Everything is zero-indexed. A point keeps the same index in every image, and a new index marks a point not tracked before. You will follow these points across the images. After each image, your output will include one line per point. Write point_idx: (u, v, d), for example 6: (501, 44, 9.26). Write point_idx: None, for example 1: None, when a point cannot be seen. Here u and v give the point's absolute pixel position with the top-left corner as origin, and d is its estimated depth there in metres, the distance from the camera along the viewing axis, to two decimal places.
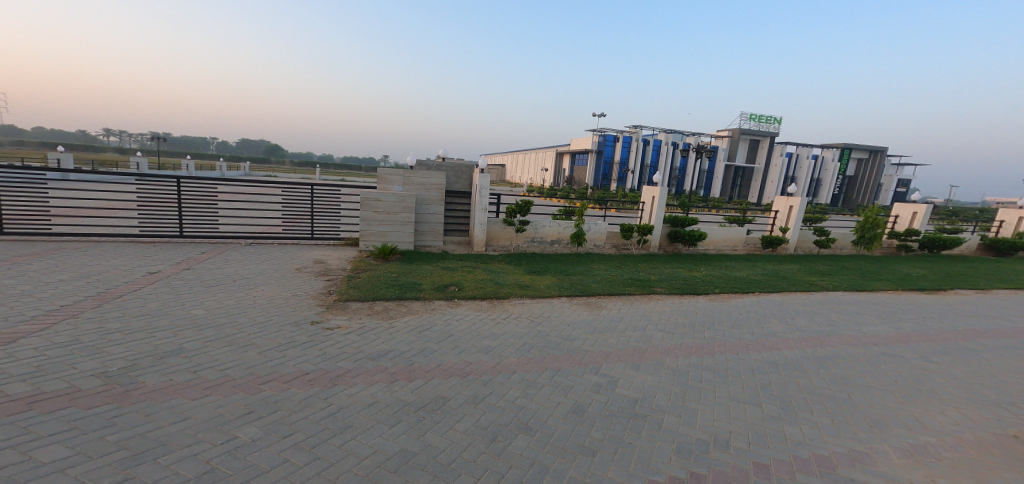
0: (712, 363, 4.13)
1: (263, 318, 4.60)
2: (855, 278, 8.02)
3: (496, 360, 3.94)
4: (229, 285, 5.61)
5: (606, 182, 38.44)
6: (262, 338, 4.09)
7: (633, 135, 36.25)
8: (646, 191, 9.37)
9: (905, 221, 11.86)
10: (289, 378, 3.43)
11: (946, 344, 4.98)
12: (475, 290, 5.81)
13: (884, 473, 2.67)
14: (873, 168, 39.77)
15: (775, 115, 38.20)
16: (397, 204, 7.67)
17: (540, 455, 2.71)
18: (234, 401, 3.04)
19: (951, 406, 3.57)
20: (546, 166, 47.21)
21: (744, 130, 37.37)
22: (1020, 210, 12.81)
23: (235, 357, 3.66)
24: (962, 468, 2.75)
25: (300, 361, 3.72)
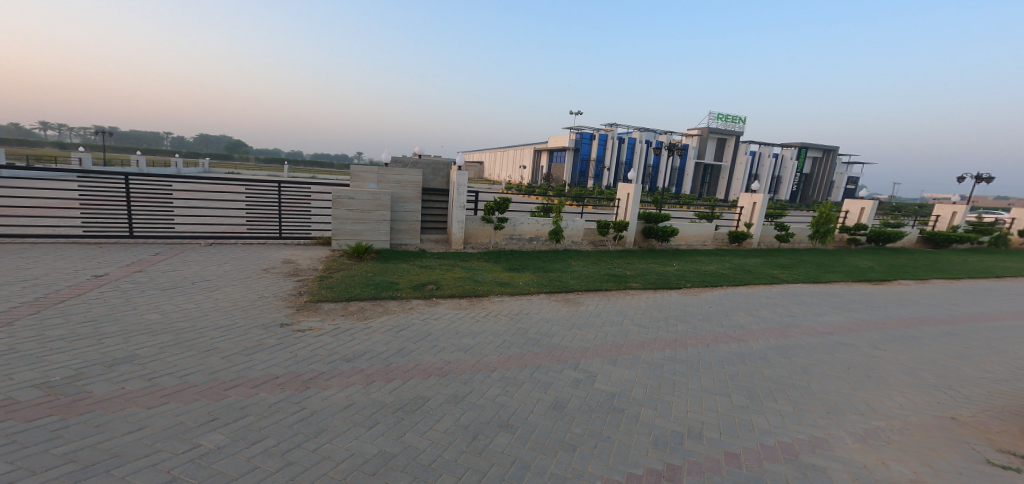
0: (684, 356, 4.27)
1: (227, 321, 4.42)
2: (813, 270, 8.47)
3: (476, 358, 3.94)
4: (188, 287, 5.35)
5: (582, 181, 38.86)
6: (226, 342, 3.93)
7: (611, 133, 36.91)
8: (621, 188, 9.55)
9: (854, 216, 12.59)
10: (258, 382, 3.31)
11: (894, 331, 5.33)
12: (454, 288, 5.78)
13: (841, 458, 2.85)
14: (827, 167, 42.13)
15: (740, 115, 39.71)
16: (372, 202, 7.52)
17: (521, 452, 2.74)
18: (197, 408, 2.91)
19: (898, 390, 3.84)
20: (524, 164, 47.47)
21: (712, 130, 38.62)
22: (956, 206, 13.83)
23: (196, 363, 3.51)
24: (910, 450, 2.96)
25: (268, 365, 3.60)
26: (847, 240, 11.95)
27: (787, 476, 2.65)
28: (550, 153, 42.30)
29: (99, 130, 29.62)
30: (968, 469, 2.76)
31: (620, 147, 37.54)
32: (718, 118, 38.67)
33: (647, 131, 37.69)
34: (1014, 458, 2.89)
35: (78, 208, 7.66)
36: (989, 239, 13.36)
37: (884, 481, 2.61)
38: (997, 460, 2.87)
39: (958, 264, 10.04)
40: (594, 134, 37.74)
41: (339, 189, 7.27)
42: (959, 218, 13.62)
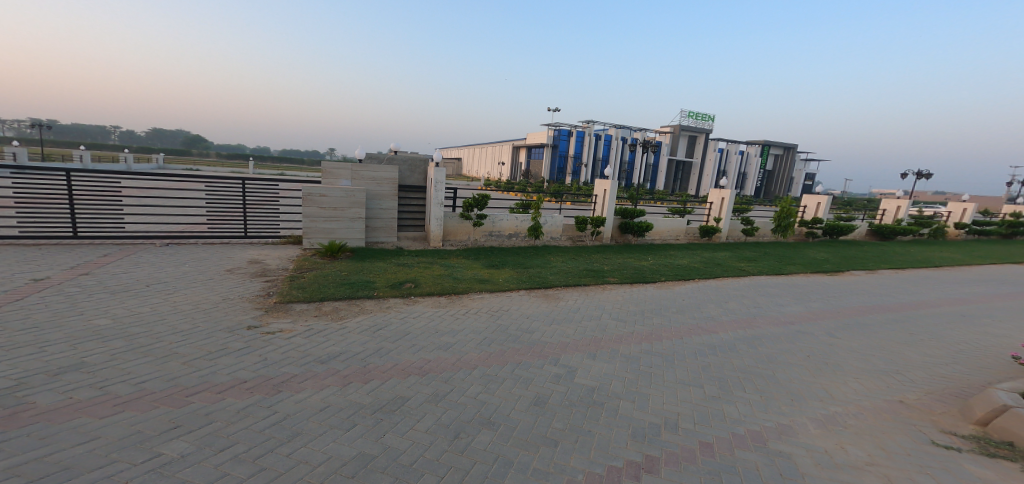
0: (660, 348, 4.41)
1: (188, 325, 4.23)
2: (776, 263, 8.89)
3: (456, 356, 3.95)
4: (141, 290, 5.07)
5: (560, 177, 38.74)
6: (186, 347, 3.76)
7: (587, 129, 37.32)
8: (598, 185, 9.71)
9: (810, 211, 13.30)
10: (224, 387, 3.20)
11: (849, 320, 5.69)
12: (433, 286, 5.73)
13: (805, 443, 3.03)
14: (788, 163, 44.16)
15: (709, 114, 40.96)
16: (346, 199, 7.36)
17: (503, 449, 2.77)
18: (157, 416, 2.79)
19: (853, 377, 4.11)
20: (501, 161, 47.31)
21: (683, 127, 39.54)
22: (898, 200, 14.86)
23: (153, 369, 3.35)
24: (866, 433, 3.18)
25: (235, 369, 3.48)
26: (805, 233, 12.62)
27: (757, 463, 2.79)
28: (528, 150, 42.48)
29: (37, 124, 27.42)
30: (915, 449, 3.00)
31: (597, 143, 38.02)
32: (689, 115, 39.78)
33: (620, 128, 38.38)
34: (954, 438, 3.15)
35: (14, 207, 7.11)
36: (929, 230, 14.40)
37: (844, 464, 2.80)
38: (940, 440, 3.12)
39: (903, 255, 10.79)
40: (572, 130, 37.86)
41: (310, 186, 7.08)
42: (902, 212, 14.64)
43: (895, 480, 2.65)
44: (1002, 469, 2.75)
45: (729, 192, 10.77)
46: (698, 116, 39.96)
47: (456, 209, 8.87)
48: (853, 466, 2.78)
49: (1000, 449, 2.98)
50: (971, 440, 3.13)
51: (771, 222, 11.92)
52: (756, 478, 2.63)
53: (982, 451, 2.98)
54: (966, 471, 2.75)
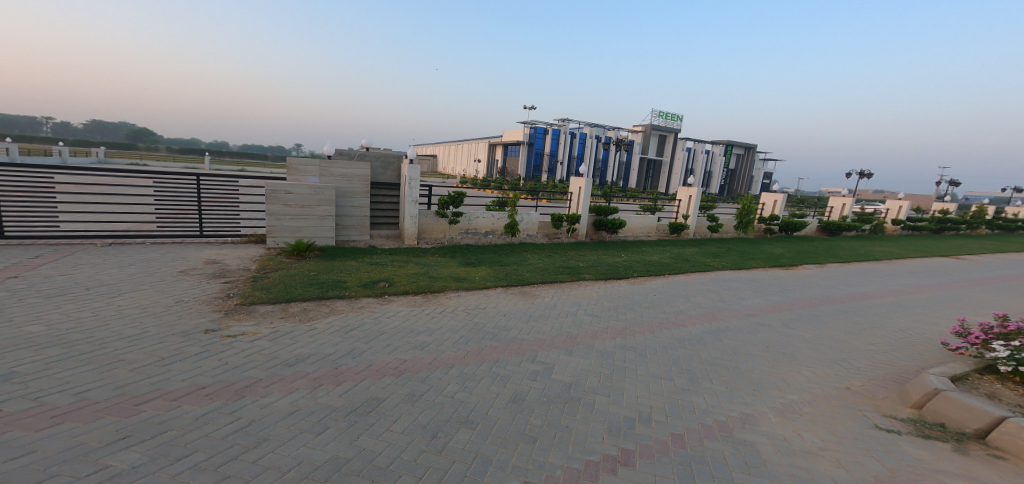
0: (633, 343, 4.54)
1: (136, 330, 3.97)
2: (739, 258, 9.32)
3: (433, 356, 3.91)
4: (81, 294, 4.71)
5: (537, 174, 39.29)
6: (134, 353, 3.53)
7: (563, 127, 37.72)
8: (573, 183, 9.84)
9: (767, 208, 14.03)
10: (180, 394, 3.03)
11: (804, 312, 6.05)
12: (408, 285, 5.65)
13: (766, 431, 3.21)
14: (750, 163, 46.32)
15: (678, 114, 42.26)
16: (314, 196, 7.13)
17: (482, 448, 2.77)
18: (103, 426, 2.61)
19: (807, 365, 4.39)
20: (477, 158, 47.06)
21: (654, 126, 40.72)
22: (843, 198, 15.96)
23: (97, 378, 3.13)
24: (820, 420, 3.41)
25: (191, 375, 3.31)
26: (764, 229, 13.30)
27: (723, 452, 2.93)
28: (504, 148, 42.59)
29: None
30: (861, 434, 3.24)
31: (572, 141, 38.48)
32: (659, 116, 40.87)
33: (593, 127, 39.00)
34: (894, 422, 3.42)
35: None
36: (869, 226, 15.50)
37: (800, 450, 2.99)
38: (882, 424, 3.39)
39: (851, 250, 11.56)
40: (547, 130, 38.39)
41: (275, 182, 6.80)
42: (845, 209, 15.74)
43: (845, 463, 2.86)
44: (935, 450, 3.02)
45: (697, 191, 11.20)
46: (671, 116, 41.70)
47: (431, 207, 8.76)
48: (808, 452, 2.97)
49: (934, 431, 3.28)
50: (909, 422, 3.41)
51: (734, 219, 12.49)
52: (723, 467, 2.77)
53: (918, 432, 3.26)
54: (904, 453, 2.99)
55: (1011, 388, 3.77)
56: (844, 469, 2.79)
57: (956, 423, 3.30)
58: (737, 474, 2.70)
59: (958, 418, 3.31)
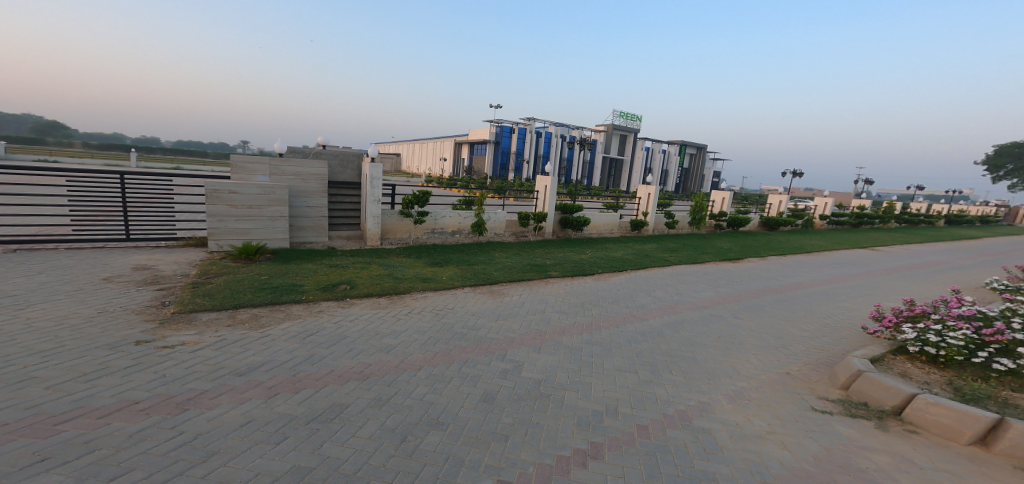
0: (599, 338, 4.67)
1: (52, 344, 3.54)
2: (693, 253, 9.83)
3: (400, 358, 3.80)
4: None
5: (503, 173, 39.18)
6: (50, 370, 3.15)
7: (528, 126, 38.05)
8: (539, 181, 9.94)
9: (717, 205, 14.92)
10: (110, 411, 2.74)
11: (751, 302, 6.50)
12: (372, 287, 5.46)
13: (721, 418, 3.42)
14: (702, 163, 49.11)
15: (637, 115, 43.74)
16: (264, 196, 6.71)
17: (453, 449, 2.74)
18: (15, 450, 2.31)
19: (754, 353, 4.72)
20: (443, 156, 46.45)
21: (614, 126, 41.79)
22: (780, 195, 17.27)
23: (4, 398, 2.76)
24: (767, 405, 3.67)
25: (122, 389, 3.00)
26: (714, 225, 14.13)
27: (684, 440, 3.09)
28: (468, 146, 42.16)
29: None
30: (801, 416, 3.53)
31: (538, 140, 38.91)
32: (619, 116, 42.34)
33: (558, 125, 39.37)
34: (827, 403, 3.77)
35: None
36: (803, 222, 16.93)
37: (750, 434, 3.21)
38: (818, 405, 3.71)
39: (791, 244, 12.53)
40: (513, 129, 38.25)
41: (217, 182, 6.33)
42: (782, 206, 17.08)
43: (789, 445, 3.10)
44: (862, 428, 3.36)
45: (654, 189, 11.69)
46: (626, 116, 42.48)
47: (394, 206, 8.51)
48: (758, 436, 3.19)
49: (860, 409, 3.64)
50: (839, 403, 3.77)
51: (688, 216, 13.18)
52: (684, 455, 2.91)
53: (847, 412, 3.61)
54: (837, 433, 3.29)
55: (920, 366, 4.27)
56: (788, 450, 3.03)
57: (876, 401, 3.69)
58: (697, 461, 2.85)
59: (877, 397, 3.70)
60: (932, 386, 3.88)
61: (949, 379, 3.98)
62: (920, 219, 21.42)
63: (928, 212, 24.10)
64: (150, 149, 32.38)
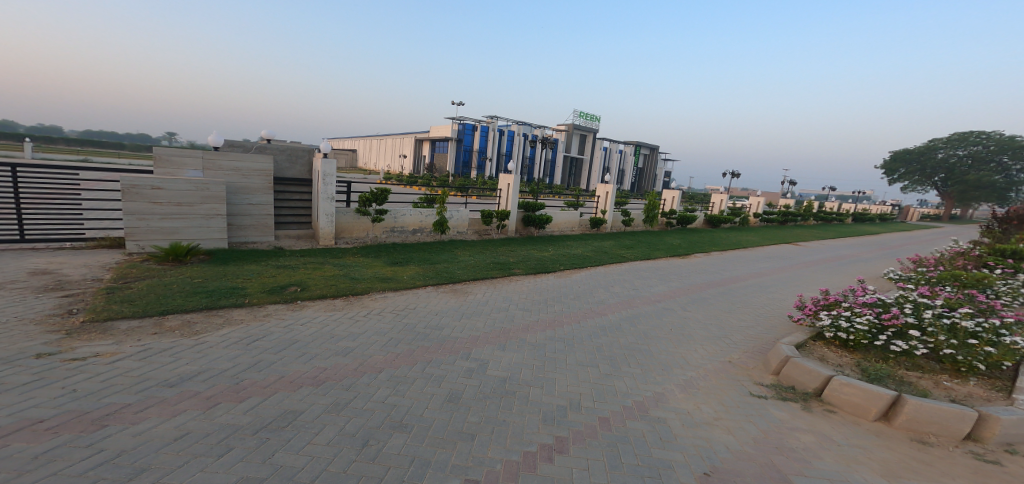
0: (561, 334, 4.74)
1: None
2: (646, 249, 10.29)
3: (358, 361, 3.61)
4: None
5: (466, 170, 39.12)
6: None
7: (491, 123, 37.95)
8: (501, 179, 9.90)
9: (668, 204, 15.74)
10: (7, 432, 2.35)
11: (697, 296, 6.91)
12: (325, 289, 5.15)
13: (674, 407, 3.60)
14: (653, 163, 51.76)
15: (594, 115, 44.96)
16: (195, 193, 6.11)
17: (419, 451, 2.63)
18: None
19: (701, 344, 5.03)
20: (404, 153, 45.19)
21: (575, 126, 42.98)
22: (721, 194, 18.54)
23: None
24: (713, 392, 3.92)
25: (22, 408, 2.59)
26: (665, 223, 14.89)
27: (643, 430, 3.21)
28: (428, 143, 41.47)
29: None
30: (742, 401, 3.80)
31: (499, 138, 38.90)
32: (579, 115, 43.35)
33: (518, 123, 39.44)
34: (763, 388, 4.09)
35: None
36: (741, 220, 18.31)
37: (700, 422, 3.41)
38: (755, 391, 4.02)
39: (733, 240, 13.47)
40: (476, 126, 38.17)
41: (136, 176, 5.67)
42: (724, 205, 18.32)
43: (733, 429, 3.33)
44: (792, 410, 3.69)
45: (611, 188, 12.08)
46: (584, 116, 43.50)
47: (350, 204, 8.11)
48: (707, 422, 3.40)
49: (789, 393, 4.00)
50: (772, 388, 4.11)
51: (642, 214, 13.79)
52: (643, 445, 3.03)
53: (779, 396, 3.95)
54: (772, 415, 3.59)
55: (835, 351, 4.76)
56: (732, 435, 3.26)
57: (802, 384, 4.07)
58: (655, 449, 2.98)
59: (802, 380, 4.08)
60: (844, 368, 4.35)
61: (857, 361, 4.49)
62: (836, 217, 24.03)
63: (841, 210, 27.09)
64: (53, 139, 28.16)
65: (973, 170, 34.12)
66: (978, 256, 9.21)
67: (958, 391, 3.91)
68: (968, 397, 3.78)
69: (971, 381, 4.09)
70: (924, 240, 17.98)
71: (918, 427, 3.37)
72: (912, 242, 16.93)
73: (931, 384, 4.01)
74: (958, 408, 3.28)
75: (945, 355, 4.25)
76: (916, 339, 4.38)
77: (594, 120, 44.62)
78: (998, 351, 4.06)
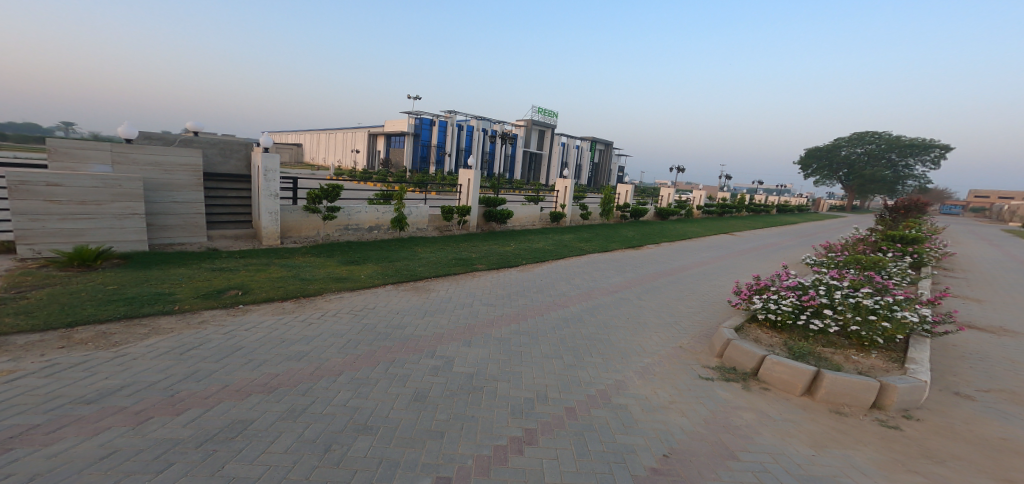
0: (525, 327, 4.71)
1: None
2: (602, 241, 10.58)
3: (314, 365, 3.34)
4: None
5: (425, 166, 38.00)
6: None
7: (449, 118, 37.32)
8: (462, 174, 9.66)
9: (623, 197, 16.34)
10: None
11: (650, 285, 7.21)
12: (268, 291, 4.73)
13: (634, 393, 3.70)
14: (605, 158, 53.54)
15: (550, 111, 45.52)
16: (104, 190, 5.36)
17: (387, 452, 2.46)
18: None
19: (655, 331, 5.23)
20: (357, 148, 43.10)
21: (534, 121, 43.25)
22: (669, 188, 19.60)
23: None
24: (667, 377, 4.08)
25: None
26: (619, 216, 15.46)
27: (606, 417, 3.26)
28: (382, 137, 40.02)
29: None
30: (692, 384, 3.99)
31: (458, 133, 38.36)
32: (538, 111, 43.67)
33: (472, 117, 39.03)
34: (710, 370, 4.32)
35: None
36: (687, 212, 19.50)
37: (657, 406, 3.53)
38: (703, 373, 4.24)
39: (681, 232, 14.24)
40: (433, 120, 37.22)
41: (26, 170, 4.84)
42: (672, 197, 19.34)
43: (686, 411, 3.48)
44: (735, 389, 3.93)
45: (569, 183, 12.28)
46: (541, 112, 43.98)
47: (297, 201, 7.55)
48: (663, 406, 3.52)
49: (730, 374, 4.25)
50: (717, 369, 4.36)
51: (599, 208, 14.19)
52: (608, 431, 3.07)
53: (723, 376, 4.19)
54: (718, 395, 3.80)
55: (766, 331, 5.16)
56: (686, 417, 3.40)
57: (741, 365, 4.35)
58: (618, 435, 3.03)
59: (741, 361, 4.36)
60: (775, 347, 4.72)
61: (785, 340, 4.89)
62: (764, 208, 26.27)
63: (768, 203, 29.74)
64: None
65: (869, 165, 38.92)
66: (875, 242, 10.44)
67: (863, 364, 4.39)
68: (871, 369, 4.26)
69: (873, 354, 4.62)
70: (834, 228, 20.23)
71: (835, 399, 3.73)
72: (827, 230, 18.96)
73: (842, 359, 4.48)
74: (866, 380, 3.66)
75: (853, 331, 4.74)
76: (829, 318, 4.86)
77: (551, 115, 45.18)
78: (893, 326, 4.61)
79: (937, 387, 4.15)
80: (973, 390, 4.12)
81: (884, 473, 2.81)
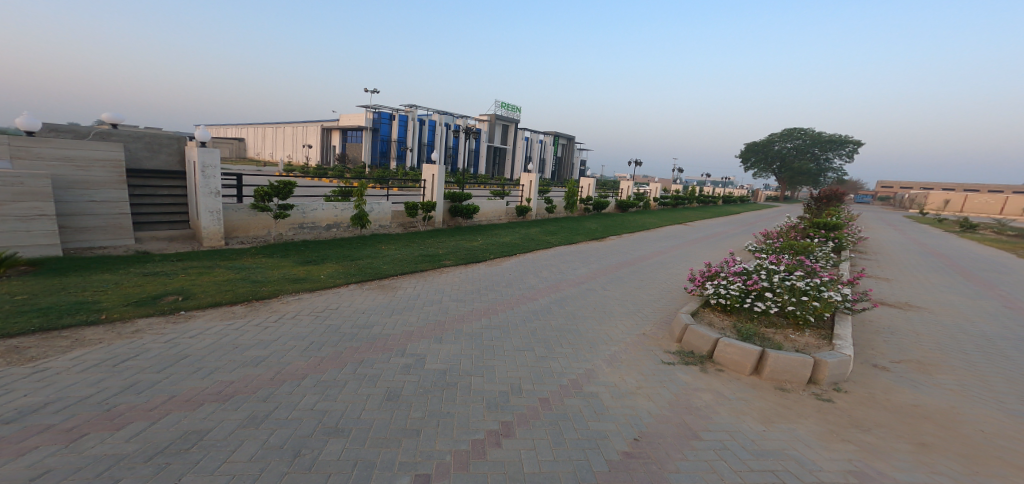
0: (496, 321, 4.62)
1: None
2: (566, 234, 10.69)
3: (273, 369, 3.05)
4: None
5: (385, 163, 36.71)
6: None
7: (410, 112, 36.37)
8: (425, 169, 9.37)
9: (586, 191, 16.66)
10: None
11: (614, 275, 7.36)
12: (211, 295, 4.30)
13: (604, 381, 3.72)
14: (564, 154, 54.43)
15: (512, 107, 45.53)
16: (4, 188, 4.63)
17: (362, 453, 2.28)
18: None
19: (620, 319, 5.32)
20: (308, 144, 40.78)
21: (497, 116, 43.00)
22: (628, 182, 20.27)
23: None
24: (633, 364, 4.15)
25: None
26: (583, 209, 15.75)
27: (580, 405, 3.25)
28: (338, 131, 38.05)
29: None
30: (656, 369, 4.09)
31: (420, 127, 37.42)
32: (501, 105, 43.41)
33: (434, 112, 38.21)
34: (671, 355, 4.45)
35: None
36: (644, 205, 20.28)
37: (626, 391, 3.57)
38: (666, 358, 4.36)
39: (639, 223, 14.72)
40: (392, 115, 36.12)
41: None
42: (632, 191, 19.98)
43: (652, 395, 3.55)
44: (694, 372, 4.07)
45: (534, 177, 12.26)
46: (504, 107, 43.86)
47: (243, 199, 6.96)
48: (631, 392, 3.57)
49: (688, 357, 4.40)
50: (678, 353, 4.50)
51: (562, 202, 14.35)
52: (581, 419, 3.05)
53: (683, 360, 4.33)
54: (680, 379, 3.91)
55: (718, 315, 5.41)
56: (652, 401, 3.46)
57: (697, 348, 4.52)
58: (591, 422, 3.02)
59: (697, 344, 4.53)
60: (726, 330, 4.94)
61: (735, 323, 5.14)
62: (712, 200, 27.90)
63: (716, 194, 31.69)
64: None
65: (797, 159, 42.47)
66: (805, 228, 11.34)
67: (799, 342, 4.71)
68: (806, 346, 4.57)
69: (806, 332, 4.98)
70: (772, 217, 21.92)
71: (778, 376, 3.96)
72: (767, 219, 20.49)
73: (782, 338, 4.78)
74: (803, 357, 3.91)
75: (789, 311, 5.07)
76: (770, 300, 5.16)
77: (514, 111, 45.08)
78: (822, 305, 4.97)
79: (859, 360, 4.54)
80: (889, 361, 4.55)
81: (825, 443, 3.00)
